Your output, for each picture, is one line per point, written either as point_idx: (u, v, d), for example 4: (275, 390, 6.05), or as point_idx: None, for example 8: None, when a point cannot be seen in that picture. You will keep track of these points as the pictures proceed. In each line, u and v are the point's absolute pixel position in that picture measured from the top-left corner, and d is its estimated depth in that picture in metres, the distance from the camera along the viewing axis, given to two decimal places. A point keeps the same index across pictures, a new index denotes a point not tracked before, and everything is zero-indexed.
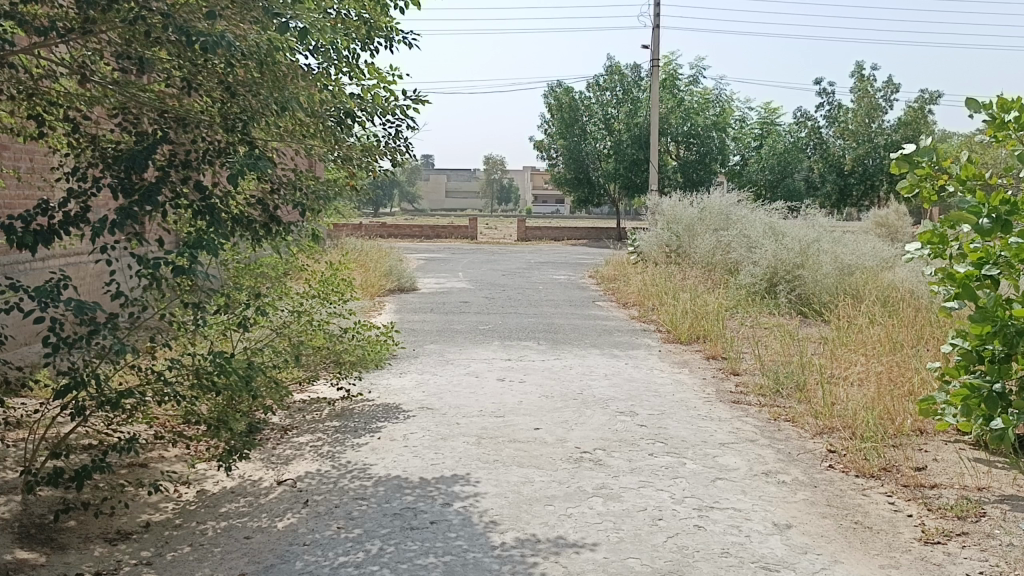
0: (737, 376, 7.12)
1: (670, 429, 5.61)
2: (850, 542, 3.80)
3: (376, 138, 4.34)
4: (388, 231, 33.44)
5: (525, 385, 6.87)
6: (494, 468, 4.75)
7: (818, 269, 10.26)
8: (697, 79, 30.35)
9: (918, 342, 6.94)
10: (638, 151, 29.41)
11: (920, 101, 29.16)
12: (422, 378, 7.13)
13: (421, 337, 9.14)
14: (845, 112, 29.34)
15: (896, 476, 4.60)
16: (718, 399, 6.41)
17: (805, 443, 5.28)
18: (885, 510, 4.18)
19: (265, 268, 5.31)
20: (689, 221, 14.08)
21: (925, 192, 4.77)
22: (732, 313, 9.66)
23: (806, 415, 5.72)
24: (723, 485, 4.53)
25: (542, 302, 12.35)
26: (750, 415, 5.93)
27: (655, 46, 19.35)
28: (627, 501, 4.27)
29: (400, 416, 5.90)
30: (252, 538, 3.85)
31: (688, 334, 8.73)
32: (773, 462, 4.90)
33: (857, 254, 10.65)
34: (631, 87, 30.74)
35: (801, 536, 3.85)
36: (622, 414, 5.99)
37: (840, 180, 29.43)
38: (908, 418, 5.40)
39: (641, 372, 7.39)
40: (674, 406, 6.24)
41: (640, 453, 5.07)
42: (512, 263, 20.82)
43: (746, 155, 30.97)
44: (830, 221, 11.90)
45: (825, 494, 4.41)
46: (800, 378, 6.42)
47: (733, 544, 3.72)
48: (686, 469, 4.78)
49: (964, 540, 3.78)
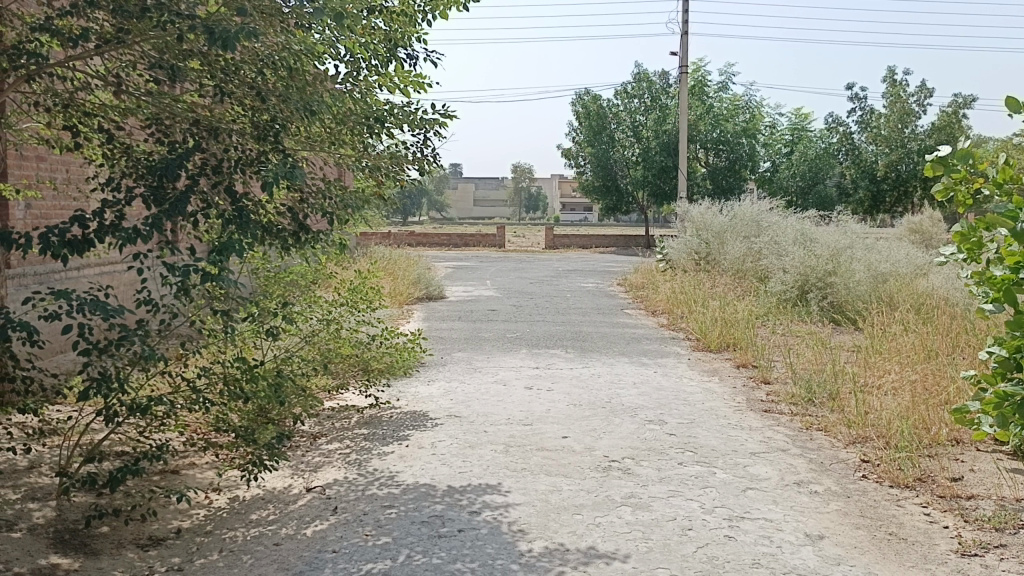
0: (768, 385, 7.04)
1: (700, 437, 5.55)
2: (884, 553, 3.73)
3: (404, 147, 4.37)
4: (415, 241, 33.59)
5: (552, 393, 6.86)
6: (522, 477, 4.74)
7: (851, 277, 10.09)
8: (726, 86, 30.15)
9: (954, 350, 6.80)
10: (666, 158, 29.32)
11: (955, 106, 28.60)
12: (450, 386, 7.15)
13: (449, 345, 9.15)
14: (877, 118, 28.86)
15: (931, 486, 4.51)
16: (748, 407, 6.34)
17: (838, 452, 5.20)
18: (920, 522, 4.08)
19: (295, 277, 5.34)
20: (719, 229, 13.97)
21: (959, 197, 4.67)
22: (762, 321, 9.55)
23: (839, 425, 5.63)
24: (753, 495, 4.47)
25: (571, 309, 12.35)
26: (782, 424, 5.85)
27: (685, 52, 19.26)
28: (656, 511, 4.23)
29: (427, 424, 5.91)
30: (280, 545, 3.87)
31: (717, 342, 8.64)
32: (804, 472, 4.83)
33: (890, 261, 10.46)
34: (659, 95, 30.67)
35: (834, 547, 3.79)
36: (651, 423, 5.95)
37: (873, 186, 28.93)
38: (944, 427, 5.29)
39: (669, 381, 7.33)
40: (703, 414, 6.17)
41: (669, 462, 5.03)
42: (540, 271, 20.97)
43: (776, 161, 30.65)
44: (862, 228, 11.72)
45: (858, 504, 4.34)
46: (832, 387, 6.32)
47: (764, 555, 3.66)
48: (716, 478, 4.73)
49: (1002, 552, 3.68)
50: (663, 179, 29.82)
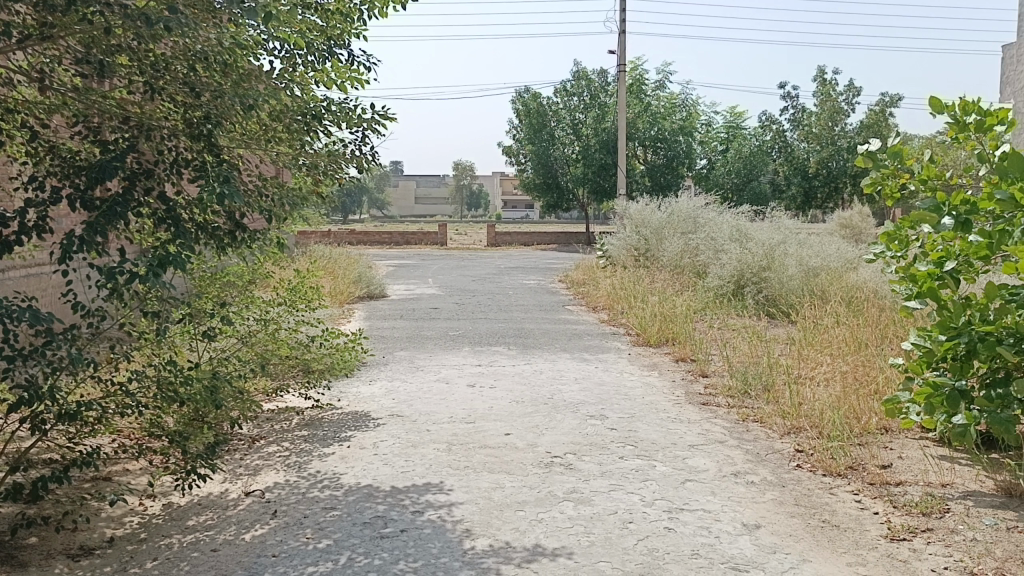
0: (706, 378, 7.18)
1: (640, 431, 5.63)
2: (818, 540, 3.84)
3: (342, 145, 4.33)
4: (356, 240, 33.23)
5: (495, 390, 6.87)
6: (464, 475, 4.74)
7: (784, 271, 10.34)
8: (663, 84, 30.59)
9: (882, 341, 7.02)
10: (605, 156, 29.61)
11: (882, 104, 29.56)
12: (391, 385, 7.09)
13: (391, 344, 9.10)
14: (808, 116, 29.66)
15: (862, 474, 4.65)
16: (687, 401, 6.46)
17: (773, 443, 5.33)
18: (852, 509, 4.22)
19: (231, 277, 5.23)
20: (658, 225, 14.17)
21: (887, 190, 4.80)
22: (700, 315, 9.72)
23: (773, 416, 5.78)
24: (692, 486, 4.55)
25: (513, 306, 12.38)
26: (719, 417, 5.98)
27: (623, 50, 19.47)
28: (597, 505, 4.28)
29: (369, 424, 5.86)
30: (219, 550, 3.80)
31: (657, 337, 8.77)
32: (741, 463, 4.94)
33: (821, 255, 10.75)
34: (598, 92, 30.91)
35: (770, 535, 3.89)
36: (592, 418, 6.01)
37: (805, 182, 29.70)
38: (873, 417, 5.46)
39: (610, 376, 7.42)
40: (643, 409, 6.26)
41: (610, 457, 5.09)
42: (482, 271, 20.07)
43: (713, 159, 31.24)
44: (795, 223, 12.02)
45: (793, 493, 4.46)
46: (767, 379, 6.48)
47: (703, 546, 3.74)
48: (656, 471, 4.80)
49: (929, 536, 3.82)
50: (603, 176, 30.11)
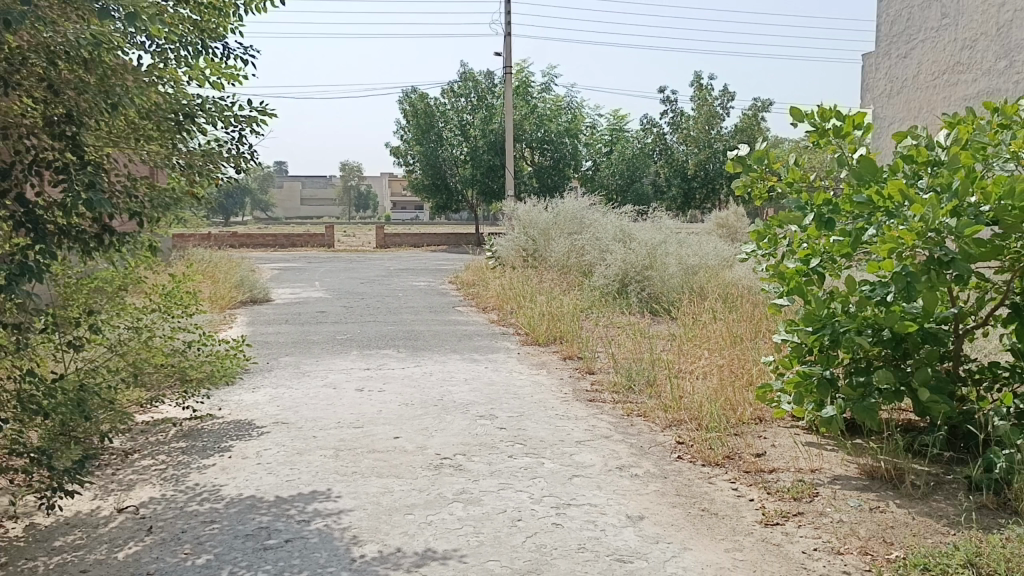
0: (592, 375, 7.34)
1: (529, 430, 5.69)
2: (697, 529, 3.99)
3: (219, 144, 4.20)
4: (239, 243, 32.15)
5: (383, 394, 6.79)
6: (352, 481, 4.66)
7: (665, 270, 10.69)
8: (548, 86, 31.04)
9: (756, 334, 7.36)
10: (493, 157, 29.79)
11: (754, 109, 31.00)
12: (277, 392, 6.90)
13: (275, 349, 8.85)
14: (686, 119, 30.76)
15: (739, 463, 4.86)
16: (574, 398, 6.58)
17: (656, 436, 5.49)
18: (729, 496, 4.40)
19: (100, 283, 4.96)
20: (545, 225, 14.38)
21: (756, 192, 5.04)
22: (586, 313, 9.92)
23: (656, 410, 5.96)
24: (579, 482, 4.64)
25: (402, 308, 12.28)
26: (605, 412, 6.12)
27: (508, 52, 19.66)
28: (487, 504, 4.30)
29: (253, 432, 5.68)
30: (89, 572, 3.59)
31: (545, 336, 8.90)
32: (626, 457, 5.08)
33: (700, 254, 11.17)
34: (485, 94, 31.06)
35: (652, 526, 4.01)
36: (482, 418, 6.04)
37: (685, 184, 30.79)
38: (748, 407, 5.71)
39: (499, 375, 7.47)
40: (532, 407, 6.33)
41: (499, 456, 5.12)
42: (370, 271, 20.50)
43: (597, 160, 31.95)
44: (675, 223, 12.45)
45: (674, 484, 4.61)
46: (650, 374, 6.68)
47: (589, 539, 3.82)
48: (544, 468, 4.87)
49: (799, 519, 4.02)
50: (492, 178, 30.28)
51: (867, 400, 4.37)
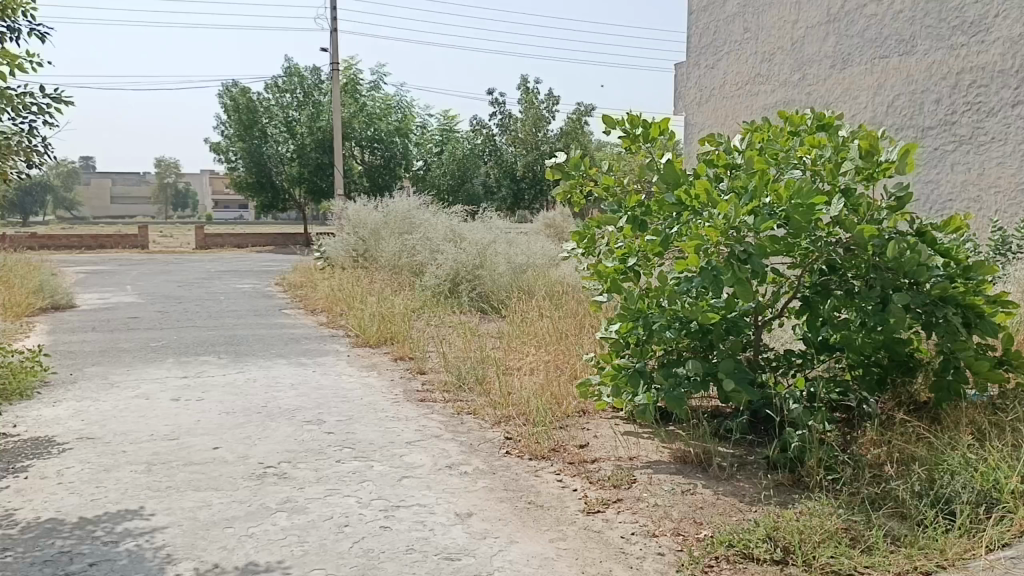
0: (423, 375, 7.31)
1: (358, 433, 5.59)
2: (524, 521, 4.07)
3: (7, 136, 3.80)
4: (38, 244, 29.44)
5: (203, 403, 6.44)
6: (167, 496, 4.38)
7: (495, 269, 10.85)
8: (378, 85, 30.68)
9: (580, 330, 7.62)
10: (322, 155, 29.05)
11: (578, 114, 32.10)
12: (81, 405, 6.37)
13: (80, 359, 8.19)
14: (515, 122, 31.37)
15: (563, 455, 5.01)
16: (404, 399, 6.53)
17: (485, 433, 5.56)
18: (554, 488, 4.53)
19: None
20: (375, 226, 14.19)
21: (575, 199, 5.23)
22: (417, 313, 9.88)
23: (485, 407, 6.03)
24: (408, 483, 4.61)
25: (224, 312, 11.70)
26: (435, 412, 6.12)
27: (334, 49, 19.25)
28: (312, 511, 4.18)
29: (52, 450, 5.21)
30: None
31: (375, 337, 8.77)
32: (455, 455, 5.10)
33: (528, 253, 11.42)
34: (312, 91, 30.24)
35: (480, 522, 4.05)
36: (309, 423, 5.86)
37: (514, 185, 31.39)
38: (572, 401, 5.91)
39: (327, 379, 7.28)
40: (361, 410, 6.23)
41: (327, 462, 4.99)
42: (193, 271, 20.21)
43: (429, 161, 31.93)
44: (504, 223, 12.66)
45: (502, 479, 4.69)
46: (479, 372, 6.74)
47: (417, 540, 3.80)
48: (373, 471, 4.80)
49: (619, 506, 4.19)
50: (320, 176, 29.51)
51: (678, 390, 4.64)
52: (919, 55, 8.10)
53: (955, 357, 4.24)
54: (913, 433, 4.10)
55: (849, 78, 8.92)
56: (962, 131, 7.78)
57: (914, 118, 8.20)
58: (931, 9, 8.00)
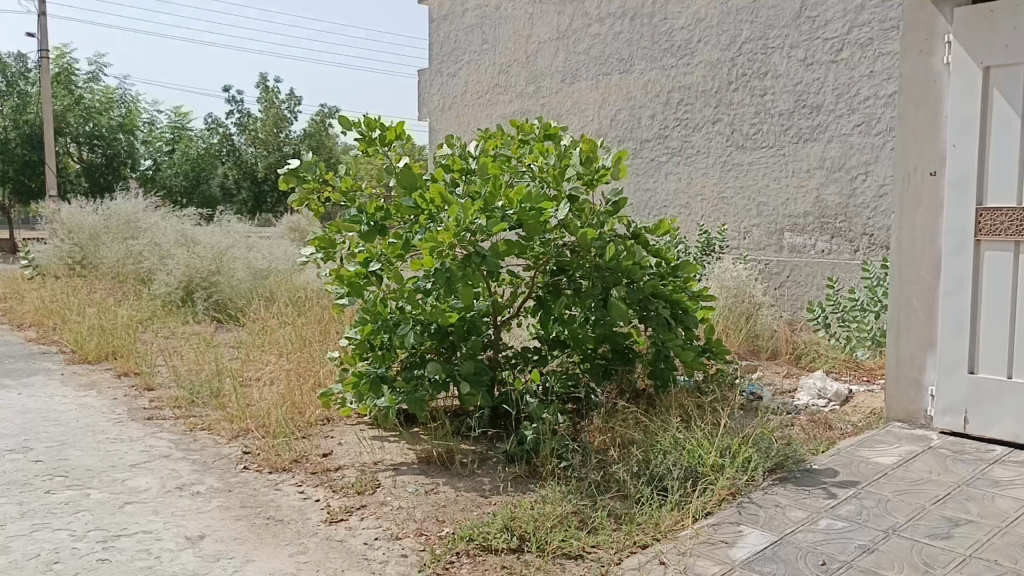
0: (151, 391, 6.75)
1: (72, 459, 5.03)
2: (262, 538, 3.89)
3: None
4: None
5: None
6: None
7: (233, 276, 10.29)
8: (98, 76, 27.96)
9: (324, 337, 7.44)
10: (29, 151, 25.87)
11: (323, 116, 31.43)
12: None
13: None
14: (255, 122, 30.04)
15: (305, 465, 4.86)
16: (128, 418, 5.98)
17: (221, 449, 5.24)
18: (295, 500, 4.37)
19: None
20: (94, 230, 12.88)
21: (312, 206, 5.08)
22: (144, 325, 9.10)
23: (221, 421, 5.69)
24: (132, 509, 4.23)
25: None
26: (164, 430, 5.67)
27: (41, 33, 17.24)
28: (13, 551, 3.69)
29: None
30: None
31: (94, 353, 7.95)
32: (187, 475, 4.76)
33: (269, 258, 10.97)
34: (15, 79, 26.84)
35: (214, 544, 3.81)
36: (10, 453, 5.17)
37: (256, 188, 30.05)
38: (315, 409, 5.75)
39: (35, 402, 6.48)
40: (76, 433, 5.60)
41: (33, 494, 4.43)
42: None
43: (159, 160, 29.62)
44: (243, 227, 12.07)
45: (239, 496, 4.44)
46: (215, 385, 6.35)
47: (141, 570, 3.49)
48: (89, 500, 4.33)
49: (362, 512, 4.13)
50: (29, 175, 26.28)
51: (419, 392, 4.66)
52: (637, 73, 8.84)
53: (665, 347, 4.71)
54: (632, 418, 4.42)
55: (578, 91, 9.54)
56: (673, 143, 8.49)
57: (633, 131, 8.92)
58: (646, 32, 8.73)
